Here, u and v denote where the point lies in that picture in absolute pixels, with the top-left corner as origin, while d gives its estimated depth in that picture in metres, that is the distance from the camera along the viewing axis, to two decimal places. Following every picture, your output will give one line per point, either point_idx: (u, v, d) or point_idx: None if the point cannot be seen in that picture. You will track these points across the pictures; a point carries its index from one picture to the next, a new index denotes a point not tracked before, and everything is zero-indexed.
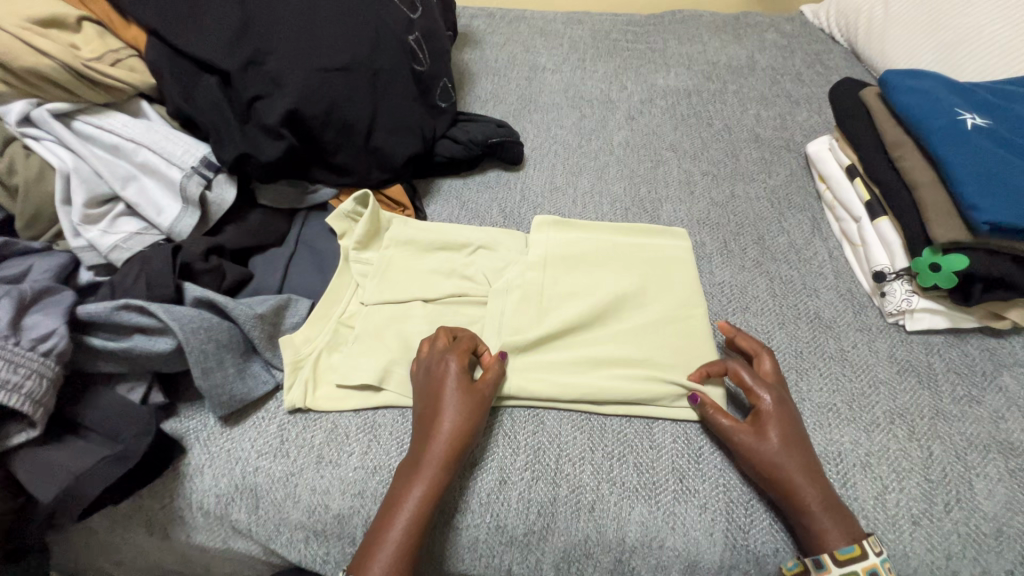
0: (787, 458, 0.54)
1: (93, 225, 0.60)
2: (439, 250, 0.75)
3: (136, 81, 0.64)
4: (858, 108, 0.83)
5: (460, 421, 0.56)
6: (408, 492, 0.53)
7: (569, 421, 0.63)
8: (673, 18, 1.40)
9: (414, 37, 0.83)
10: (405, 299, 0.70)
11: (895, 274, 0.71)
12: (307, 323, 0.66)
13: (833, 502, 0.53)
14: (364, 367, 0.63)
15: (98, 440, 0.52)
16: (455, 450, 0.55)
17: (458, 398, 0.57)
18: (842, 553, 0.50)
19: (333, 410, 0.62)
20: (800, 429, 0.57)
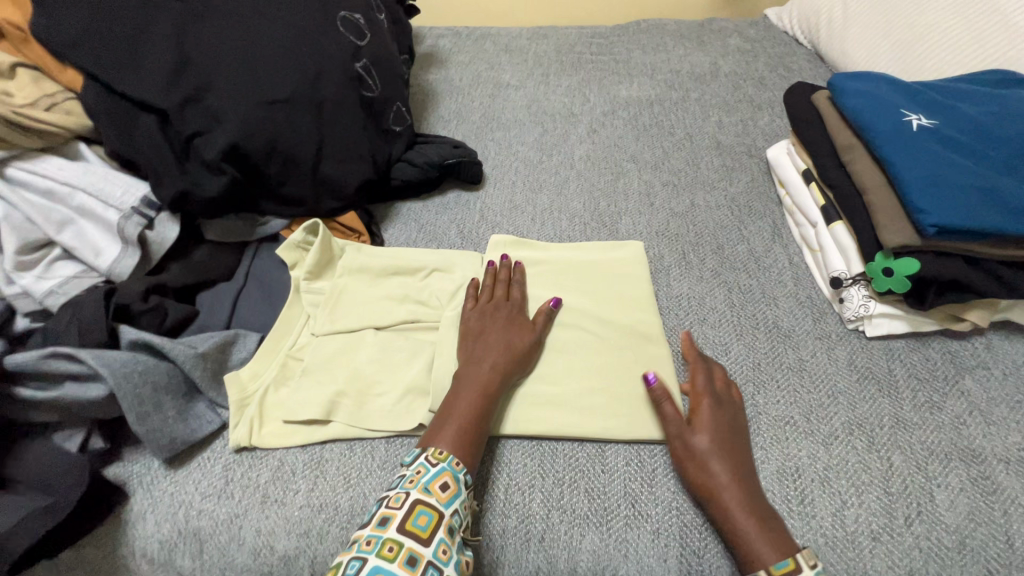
0: (721, 462, 0.54)
1: (27, 271, 0.60)
2: (391, 276, 0.74)
3: (70, 124, 0.64)
4: (810, 112, 0.83)
5: (519, 349, 0.63)
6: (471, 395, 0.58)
7: (519, 449, 0.61)
8: (637, 28, 1.40)
9: (363, 64, 0.83)
10: (356, 329, 0.69)
11: (851, 279, 0.70)
12: (254, 359, 0.66)
13: (766, 512, 0.52)
14: (311, 401, 0.62)
15: (28, 493, 0.51)
16: (512, 367, 0.62)
17: (524, 328, 0.65)
18: (776, 569, 0.48)
19: (279, 447, 0.61)
20: (733, 435, 0.57)
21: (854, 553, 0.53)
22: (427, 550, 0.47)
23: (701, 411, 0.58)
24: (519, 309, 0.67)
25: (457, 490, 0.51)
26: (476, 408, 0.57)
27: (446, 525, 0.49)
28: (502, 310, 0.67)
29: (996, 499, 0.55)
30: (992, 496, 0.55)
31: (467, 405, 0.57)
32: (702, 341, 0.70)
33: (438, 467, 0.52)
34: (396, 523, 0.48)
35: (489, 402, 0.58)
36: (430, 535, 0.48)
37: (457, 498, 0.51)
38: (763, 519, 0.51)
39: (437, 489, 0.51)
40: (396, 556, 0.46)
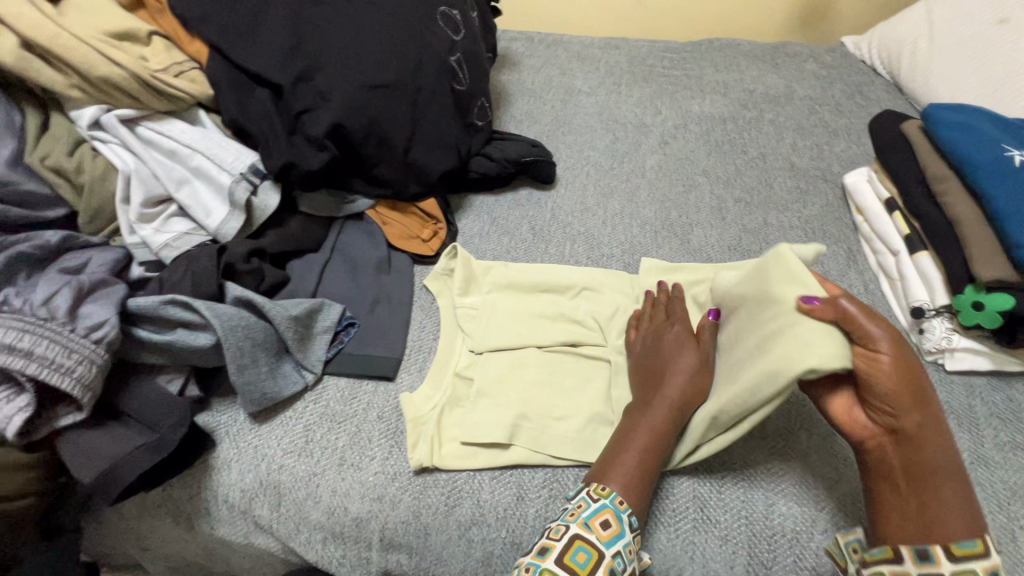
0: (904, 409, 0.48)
1: (148, 224, 0.63)
2: (543, 291, 0.75)
3: (196, 91, 0.68)
4: (898, 141, 0.82)
5: (695, 378, 0.59)
6: (645, 440, 0.56)
7: None
8: (710, 46, 1.40)
9: (456, 58, 0.85)
10: (520, 345, 0.69)
11: (935, 311, 0.69)
12: (425, 382, 0.67)
13: (965, 486, 0.48)
14: (492, 422, 0.61)
15: (137, 428, 0.55)
16: (689, 401, 0.58)
17: (686, 350, 0.61)
18: (959, 547, 0.45)
19: (461, 470, 0.60)
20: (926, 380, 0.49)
21: None
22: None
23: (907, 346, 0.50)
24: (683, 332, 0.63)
25: (620, 530, 0.51)
26: (650, 447, 0.55)
27: (606, 566, 0.50)
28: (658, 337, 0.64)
29: None
30: None
31: (642, 442, 0.56)
32: None
33: (599, 503, 0.52)
34: (554, 555, 0.50)
35: (661, 441, 0.56)
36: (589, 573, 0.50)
37: (619, 539, 0.51)
38: (962, 499, 0.47)
39: (597, 527, 0.51)
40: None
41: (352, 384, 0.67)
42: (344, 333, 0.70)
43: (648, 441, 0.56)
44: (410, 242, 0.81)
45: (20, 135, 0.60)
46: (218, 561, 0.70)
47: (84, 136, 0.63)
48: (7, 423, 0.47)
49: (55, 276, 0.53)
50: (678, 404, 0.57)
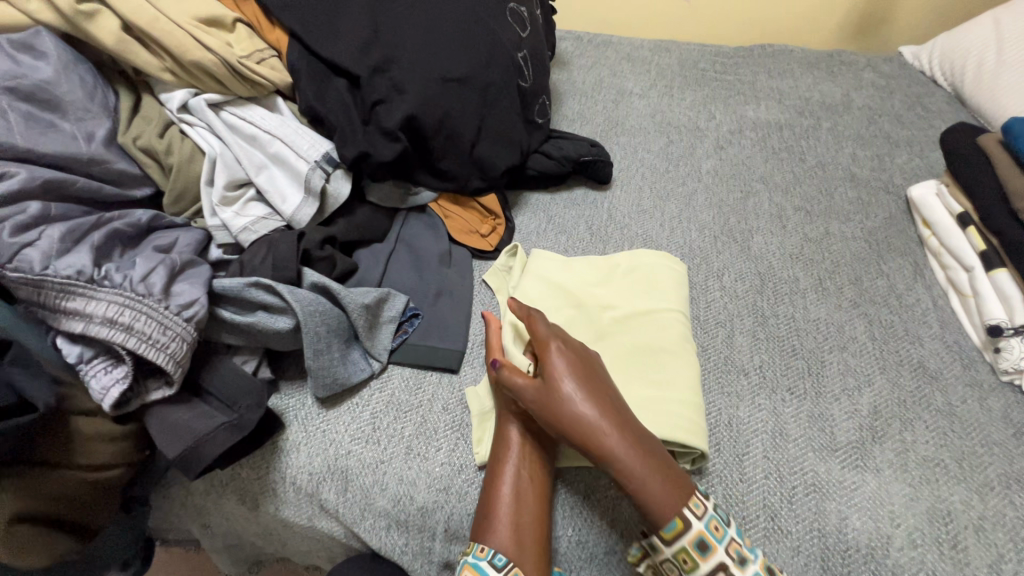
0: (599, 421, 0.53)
1: (228, 206, 0.64)
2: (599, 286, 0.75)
3: (276, 79, 0.69)
4: (974, 154, 0.80)
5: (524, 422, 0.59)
6: (526, 480, 0.56)
7: None
8: (763, 51, 1.37)
9: (522, 55, 0.85)
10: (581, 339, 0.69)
11: (1014, 330, 0.68)
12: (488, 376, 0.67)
13: (658, 461, 0.52)
14: None
15: (217, 406, 0.56)
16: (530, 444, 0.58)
17: (571, 380, 0.55)
18: (668, 532, 0.50)
19: None
20: (603, 391, 0.56)
21: None
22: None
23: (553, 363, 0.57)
24: (580, 364, 0.57)
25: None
26: (519, 505, 0.54)
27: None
28: (551, 359, 0.57)
29: None
30: None
31: (507, 489, 0.55)
32: (843, 369, 0.69)
33: (461, 563, 0.52)
34: None
35: (529, 484, 0.55)
36: None
37: None
38: (661, 479, 0.51)
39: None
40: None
41: (417, 374, 0.67)
42: (408, 323, 0.69)
43: (512, 488, 0.55)
44: (470, 237, 0.81)
45: (113, 116, 0.61)
46: (273, 542, 0.71)
47: (173, 118, 0.64)
48: (105, 395, 0.48)
49: (148, 253, 0.54)
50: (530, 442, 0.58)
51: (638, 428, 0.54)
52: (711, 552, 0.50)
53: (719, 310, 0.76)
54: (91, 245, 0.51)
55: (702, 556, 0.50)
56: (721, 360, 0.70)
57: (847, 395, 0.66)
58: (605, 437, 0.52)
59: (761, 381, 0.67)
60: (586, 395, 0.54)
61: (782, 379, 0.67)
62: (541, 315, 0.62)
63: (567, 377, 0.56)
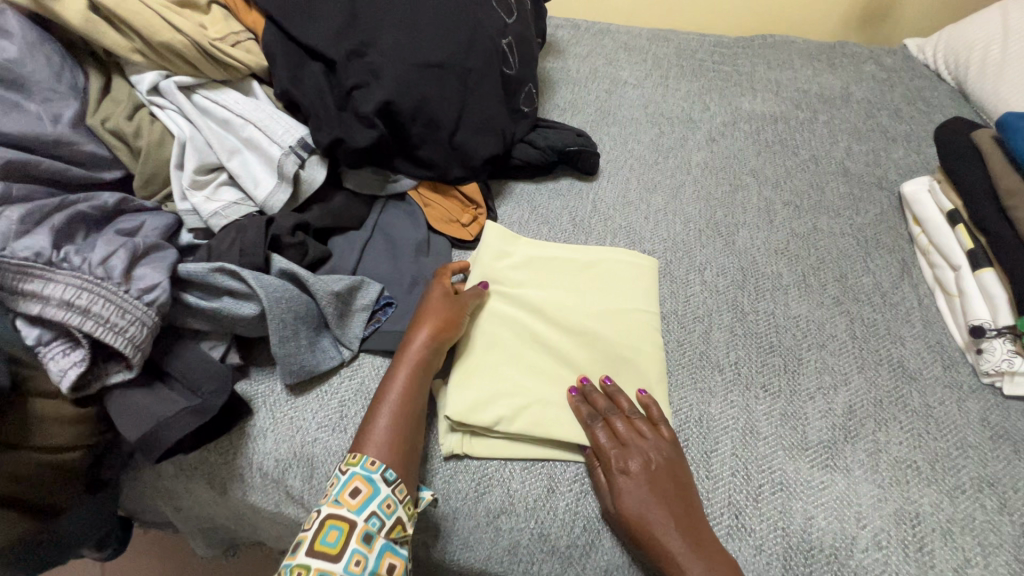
0: (662, 528, 0.51)
1: (199, 191, 0.64)
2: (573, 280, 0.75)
3: (251, 62, 0.68)
4: (967, 150, 0.78)
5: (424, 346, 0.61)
6: (410, 397, 0.58)
7: None
8: (764, 41, 1.34)
9: (508, 41, 0.84)
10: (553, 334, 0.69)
11: (997, 331, 0.66)
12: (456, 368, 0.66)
13: (714, 558, 0.50)
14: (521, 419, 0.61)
15: (181, 391, 0.56)
16: (423, 364, 0.60)
17: (643, 497, 0.53)
18: None
19: (492, 460, 0.60)
20: (670, 490, 0.54)
21: None
22: (337, 565, 0.48)
23: (614, 471, 0.55)
24: (656, 481, 0.54)
25: (370, 492, 0.51)
26: (404, 423, 0.56)
27: (359, 534, 0.49)
28: (618, 477, 0.54)
29: None
30: None
31: (394, 401, 0.57)
32: (820, 367, 0.67)
33: (349, 473, 0.52)
34: (305, 547, 0.48)
35: (413, 403, 0.58)
36: (341, 549, 0.49)
37: (371, 501, 0.51)
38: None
39: (347, 498, 0.51)
40: None
41: (388, 363, 0.67)
42: (381, 313, 0.69)
43: (397, 400, 0.57)
44: (450, 226, 0.81)
45: (82, 97, 0.61)
46: (245, 526, 0.72)
47: (144, 101, 0.64)
48: (63, 377, 0.48)
49: (112, 236, 0.54)
50: (423, 363, 0.60)
51: (691, 518, 0.53)
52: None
53: (698, 305, 0.74)
54: (52, 227, 0.51)
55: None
56: (696, 356, 0.69)
57: (822, 393, 0.65)
58: (670, 550, 0.50)
59: (735, 377, 0.66)
60: (659, 512, 0.52)
61: (757, 376, 0.66)
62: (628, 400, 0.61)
63: (639, 497, 0.53)
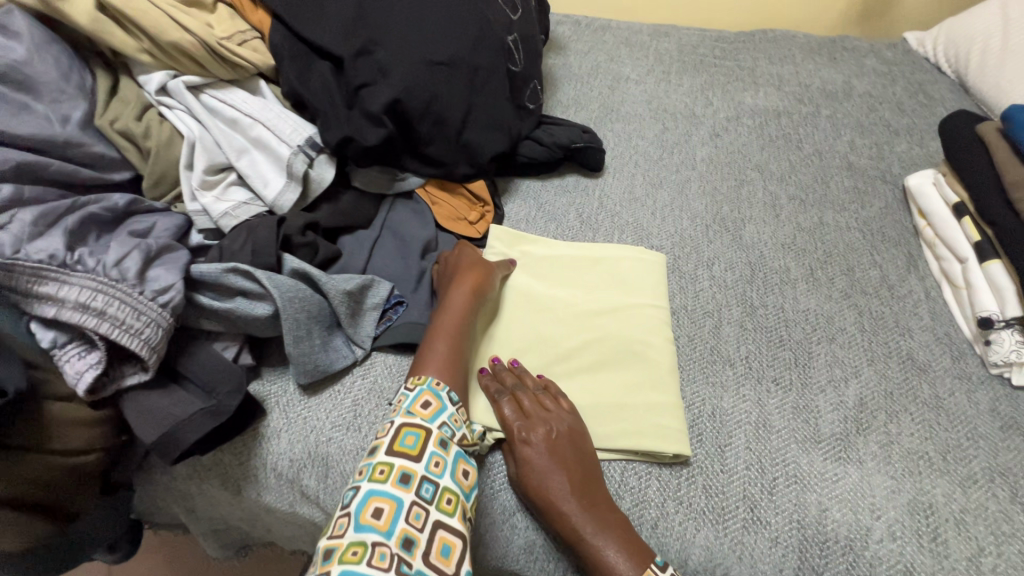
0: (566, 501, 0.53)
1: (209, 191, 0.63)
2: (584, 276, 0.75)
3: (258, 61, 0.68)
4: (972, 143, 0.78)
5: (465, 302, 0.65)
6: (455, 348, 0.62)
7: (636, 467, 0.59)
8: (764, 36, 1.34)
9: (513, 38, 0.83)
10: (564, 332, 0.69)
11: (1005, 322, 0.66)
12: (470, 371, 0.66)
13: (629, 535, 0.52)
14: None
15: (195, 392, 0.55)
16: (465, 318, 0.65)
17: (547, 467, 0.55)
18: None
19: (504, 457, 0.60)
20: (580, 463, 0.56)
21: None
22: (419, 466, 0.51)
23: (521, 443, 0.56)
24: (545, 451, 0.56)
25: (439, 406, 0.56)
26: (455, 354, 0.61)
27: (435, 439, 0.54)
28: (522, 448, 0.56)
29: None
30: None
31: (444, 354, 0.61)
32: (830, 360, 0.68)
33: (417, 389, 0.57)
34: (384, 449, 0.52)
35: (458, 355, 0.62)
36: (420, 451, 0.52)
37: (440, 414, 0.56)
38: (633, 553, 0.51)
39: (418, 409, 0.55)
40: (388, 478, 0.50)
41: (400, 362, 0.67)
42: (392, 311, 0.69)
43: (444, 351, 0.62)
44: (458, 224, 0.81)
45: (90, 98, 0.61)
46: (258, 527, 0.72)
47: (152, 101, 0.63)
48: (79, 380, 0.48)
49: (124, 238, 0.53)
50: (466, 319, 0.65)
51: (596, 490, 0.55)
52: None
53: (708, 300, 0.75)
54: (65, 229, 0.50)
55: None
56: (707, 351, 0.69)
57: (833, 386, 0.65)
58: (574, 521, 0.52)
59: (747, 371, 0.67)
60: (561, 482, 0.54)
61: (768, 370, 0.67)
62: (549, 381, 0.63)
63: (542, 468, 0.55)
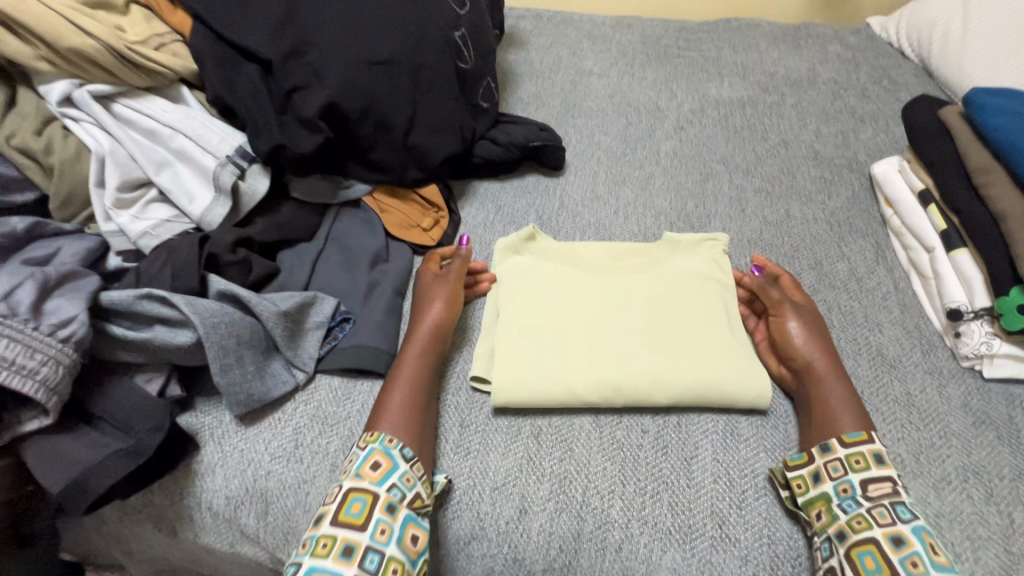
0: (821, 367, 0.60)
1: (125, 210, 0.58)
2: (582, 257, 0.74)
3: (177, 66, 0.62)
4: (936, 128, 0.76)
5: (448, 306, 0.65)
6: (432, 358, 0.61)
7: (605, 483, 0.55)
8: (729, 25, 1.31)
9: (461, 33, 0.79)
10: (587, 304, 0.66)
11: (973, 313, 0.64)
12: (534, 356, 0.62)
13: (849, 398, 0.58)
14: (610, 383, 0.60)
15: (111, 432, 0.50)
16: (446, 327, 0.63)
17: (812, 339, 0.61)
18: (849, 437, 0.54)
19: (458, 481, 0.56)
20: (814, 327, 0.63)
21: None
22: (363, 535, 0.48)
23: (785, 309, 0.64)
24: (801, 304, 0.65)
25: (389, 466, 0.52)
26: (404, 404, 0.57)
27: (382, 504, 0.50)
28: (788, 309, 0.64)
29: None
30: None
31: (409, 378, 0.59)
32: None
33: (367, 448, 0.53)
34: (328, 518, 0.49)
35: (430, 376, 0.60)
36: (364, 521, 0.49)
37: (391, 474, 0.52)
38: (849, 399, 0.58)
39: (367, 472, 0.52)
40: (329, 553, 0.47)
41: (345, 383, 0.62)
42: (338, 329, 0.64)
43: (413, 374, 0.59)
44: (409, 231, 0.76)
45: None
46: (204, 566, 0.67)
47: (56, 114, 0.58)
48: None
49: (18, 268, 0.48)
50: (436, 336, 0.63)
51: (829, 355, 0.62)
52: (886, 466, 0.53)
53: None
54: None
55: (877, 464, 0.52)
56: None
57: None
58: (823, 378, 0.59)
59: None
60: (822, 379, 0.59)
61: None
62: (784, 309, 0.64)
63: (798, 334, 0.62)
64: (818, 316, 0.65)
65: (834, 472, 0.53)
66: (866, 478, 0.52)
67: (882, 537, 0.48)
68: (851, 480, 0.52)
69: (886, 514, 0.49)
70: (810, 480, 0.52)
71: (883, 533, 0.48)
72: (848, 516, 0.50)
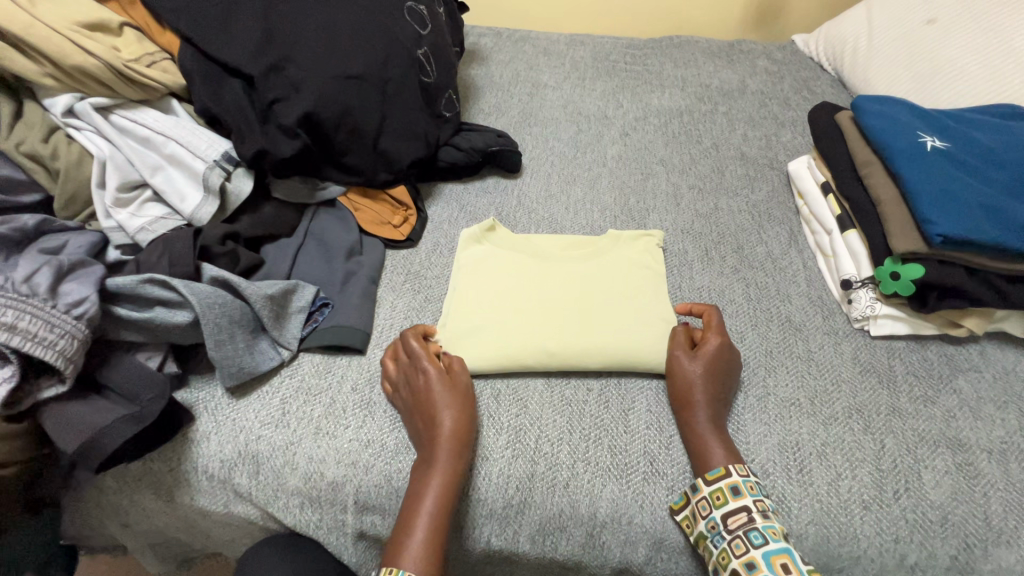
0: (700, 422, 0.63)
1: (124, 208, 0.66)
2: (539, 253, 0.83)
3: (169, 82, 0.70)
4: (832, 130, 0.89)
5: (459, 410, 0.62)
6: (457, 469, 0.59)
7: (555, 429, 0.65)
8: (671, 42, 1.45)
9: (423, 51, 0.88)
10: (535, 286, 0.76)
11: (860, 282, 0.77)
12: (494, 327, 0.71)
13: (727, 441, 0.62)
14: (557, 346, 0.69)
15: (118, 401, 0.57)
16: (462, 430, 0.61)
17: (700, 387, 0.64)
18: (709, 475, 0.59)
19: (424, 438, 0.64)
20: (719, 369, 0.66)
21: (846, 518, 0.59)
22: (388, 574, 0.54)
23: (682, 360, 0.67)
24: (706, 350, 0.67)
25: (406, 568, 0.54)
26: (434, 534, 0.56)
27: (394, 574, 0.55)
28: (683, 358, 0.67)
29: (977, 483, 0.61)
30: (975, 479, 0.61)
31: (433, 509, 0.57)
32: None
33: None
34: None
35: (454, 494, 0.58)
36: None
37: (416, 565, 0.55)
38: (721, 447, 0.61)
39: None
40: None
41: (327, 359, 0.70)
42: (318, 313, 0.72)
43: (440, 499, 0.57)
44: (382, 228, 0.84)
45: None
46: (196, 535, 0.73)
47: (59, 124, 0.66)
48: None
49: (35, 256, 0.55)
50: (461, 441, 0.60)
51: (723, 401, 0.65)
52: (741, 497, 0.57)
53: None
54: None
55: (733, 497, 0.57)
56: None
57: None
58: (705, 436, 0.62)
59: None
60: (697, 420, 0.63)
61: None
62: (685, 352, 0.67)
63: (687, 379, 0.65)
64: (725, 360, 0.67)
65: (703, 510, 0.57)
66: (725, 513, 0.56)
67: (739, 568, 0.53)
68: (715, 517, 0.56)
69: (742, 546, 0.54)
70: (693, 520, 0.58)
71: (739, 564, 0.54)
72: (718, 552, 0.56)
